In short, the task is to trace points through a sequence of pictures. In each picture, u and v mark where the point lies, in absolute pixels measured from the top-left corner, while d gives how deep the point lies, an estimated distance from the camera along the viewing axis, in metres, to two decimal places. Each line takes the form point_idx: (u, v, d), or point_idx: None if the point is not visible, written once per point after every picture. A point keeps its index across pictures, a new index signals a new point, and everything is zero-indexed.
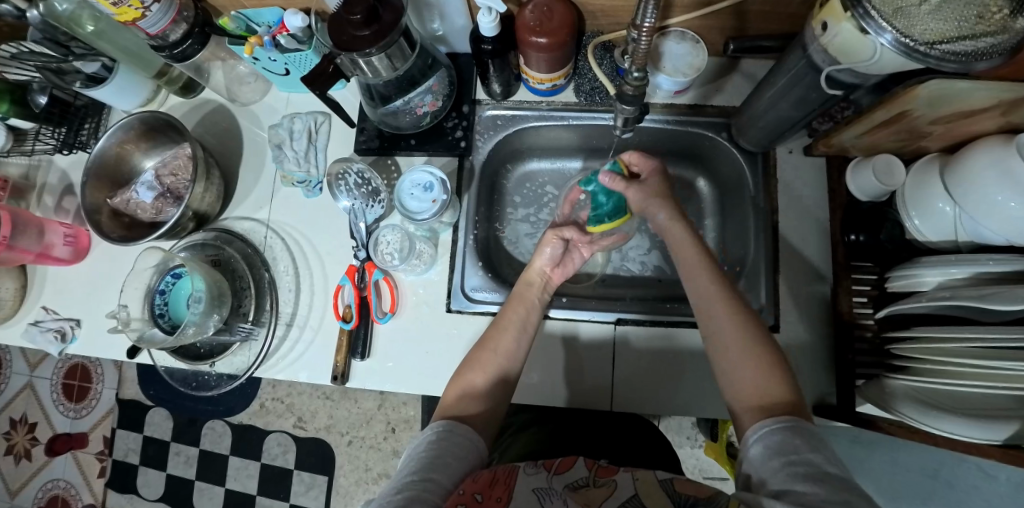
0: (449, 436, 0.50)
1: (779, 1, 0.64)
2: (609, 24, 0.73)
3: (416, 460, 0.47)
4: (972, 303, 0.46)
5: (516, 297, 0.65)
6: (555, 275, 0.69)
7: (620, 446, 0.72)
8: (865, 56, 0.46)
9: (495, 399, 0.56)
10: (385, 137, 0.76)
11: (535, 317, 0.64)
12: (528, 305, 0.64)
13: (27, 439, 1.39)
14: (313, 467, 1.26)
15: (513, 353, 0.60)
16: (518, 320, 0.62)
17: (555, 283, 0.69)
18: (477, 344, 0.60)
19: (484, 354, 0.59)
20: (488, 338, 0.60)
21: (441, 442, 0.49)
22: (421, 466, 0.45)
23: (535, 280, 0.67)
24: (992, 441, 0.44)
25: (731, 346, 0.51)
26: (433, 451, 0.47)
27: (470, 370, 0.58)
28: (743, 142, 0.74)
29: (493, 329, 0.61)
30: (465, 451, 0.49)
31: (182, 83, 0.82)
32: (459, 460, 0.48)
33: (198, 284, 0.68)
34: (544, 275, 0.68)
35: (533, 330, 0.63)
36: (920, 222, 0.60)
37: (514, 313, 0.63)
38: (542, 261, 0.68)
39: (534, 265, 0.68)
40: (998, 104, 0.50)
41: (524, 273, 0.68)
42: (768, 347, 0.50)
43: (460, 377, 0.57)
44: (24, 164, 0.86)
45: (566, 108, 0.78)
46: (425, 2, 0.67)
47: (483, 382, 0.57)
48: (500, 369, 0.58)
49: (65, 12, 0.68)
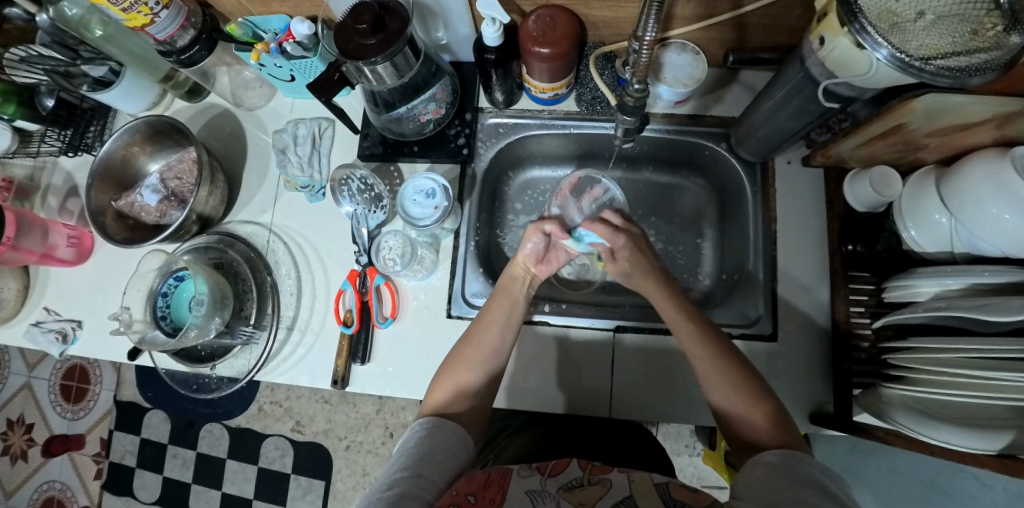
0: (438, 431, 0.50)
1: (777, 14, 0.65)
2: (611, 35, 0.74)
3: (405, 458, 0.47)
4: (967, 314, 0.47)
5: (501, 290, 0.65)
6: (539, 270, 0.68)
7: (613, 447, 0.73)
8: (861, 69, 0.47)
9: (484, 397, 0.57)
10: (389, 144, 0.77)
11: (520, 310, 0.64)
12: (513, 299, 0.64)
13: (24, 440, 1.39)
14: (311, 471, 1.26)
15: (498, 347, 0.60)
16: (502, 315, 0.62)
17: (540, 278, 0.69)
18: (464, 339, 0.61)
19: (470, 349, 0.59)
20: (473, 332, 0.61)
21: (429, 438, 0.49)
22: (412, 462, 0.46)
23: (519, 274, 0.67)
24: (987, 451, 0.44)
25: (719, 387, 0.52)
26: (423, 448, 0.48)
27: (458, 368, 0.58)
28: (742, 152, 0.75)
29: (479, 323, 0.61)
30: (455, 450, 0.49)
31: (189, 87, 0.83)
32: (450, 457, 0.48)
33: (201, 286, 0.68)
34: (529, 269, 0.68)
35: (519, 324, 0.63)
36: (917, 233, 0.60)
37: (500, 307, 0.63)
38: (525, 254, 0.67)
39: (518, 259, 0.67)
40: (993, 118, 0.51)
41: (509, 266, 0.67)
42: (754, 386, 0.51)
43: (449, 375, 0.57)
44: (29, 165, 0.86)
45: (567, 117, 0.78)
46: (430, 11, 0.68)
47: (474, 381, 0.57)
48: (484, 365, 0.58)
49: (76, 16, 0.70)
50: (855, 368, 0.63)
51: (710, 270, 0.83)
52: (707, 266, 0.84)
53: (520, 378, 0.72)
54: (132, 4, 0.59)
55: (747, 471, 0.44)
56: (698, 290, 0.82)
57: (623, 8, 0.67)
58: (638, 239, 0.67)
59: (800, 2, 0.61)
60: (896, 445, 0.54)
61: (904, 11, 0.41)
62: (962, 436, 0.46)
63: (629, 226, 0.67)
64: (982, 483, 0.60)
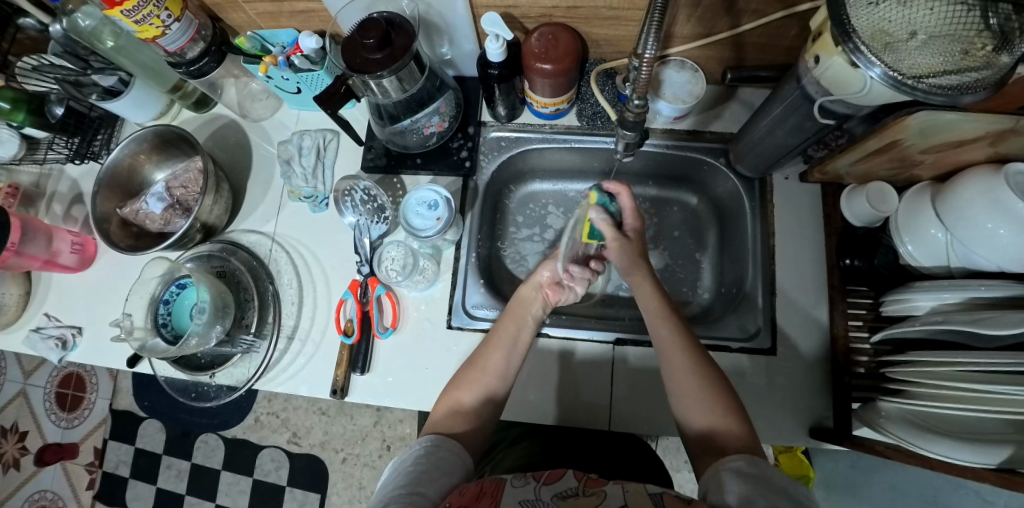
0: (436, 450, 0.50)
1: (774, 34, 0.67)
2: (612, 52, 0.76)
3: (404, 475, 0.47)
4: (966, 328, 0.47)
5: (510, 312, 0.63)
6: (551, 294, 0.66)
7: (609, 461, 0.73)
8: (857, 87, 0.48)
9: (484, 415, 0.57)
10: (392, 156, 0.78)
11: (526, 335, 0.63)
12: (519, 322, 0.63)
13: (16, 448, 1.37)
14: (307, 483, 1.24)
15: (503, 371, 0.59)
16: (509, 338, 0.61)
17: (552, 302, 0.67)
18: (468, 362, 0.60)
19: (473, 373, 0.59)
20: (478, 357, 0.60)
21: (426, 457, 0.49)
22: (408, 479, 0.46)
23: (529, 296, 0.65)
24: (985, 464, 0.44)
25: (690, 400, 0.52)
26: (421, 465, 0.48)
27: (459, 388, 0.58)
28: (740, 168, 0.76)
29: (484, 346, 0.61)
30: (452, 467, 0.50)
31: (196, 98, 0.85)
32: (446, 475, 0.48)
33: (204, 294, 0.68)
34: (540, 290, 0.66)
35: (524, 348, 0.62)
36: (913, 248, 0.62)
37: (506, 330, 0.62)
38: (540, 278, 0.66)
39: (531, 281, 0.66)
40: (985, 135, 0.52)
41: (520, 287, 0.66)
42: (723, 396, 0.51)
43: (449, 395, 0.58)
44: (35, 172, 0.87)
45: (568, 132, 0.80)
46: (436, 27, 0.70)
47: (472, 401, 0.57)
48: (484, 390, 0.58)
49: (87, 28, 0.72)
50: (854, 382, 0.62)
51: (709, 283, 0.83)
52: (706, 279, 0.84)
53: (520, 390, 0.72)
54: (144, 16, 0.61)
55: (718, 479, 0.43)
56: (697, 304, 0.83)
57: (624, 27, 0.68)
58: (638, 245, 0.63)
59: (797, 21, 0.63)
60: (892, 458, 0.53)
61: (897, 32, 0.42)
62: (959, 449, 0.46)
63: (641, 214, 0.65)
64: (984, 499, 0.59)
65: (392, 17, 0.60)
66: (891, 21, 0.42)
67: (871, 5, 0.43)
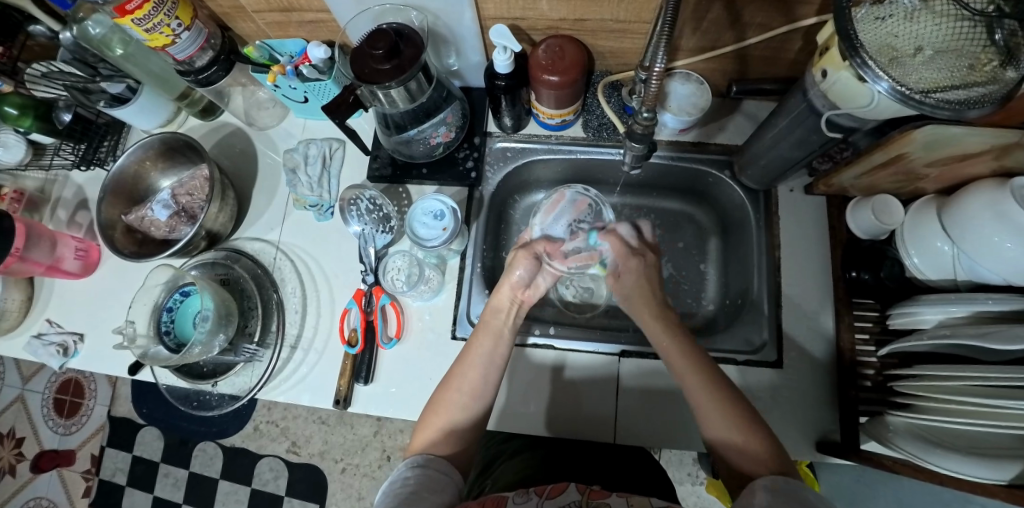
0: (423, 470, 0.51)
1: (779, 47, 0.67)
2: (617, 65, 0.77)
3: (392, 499, 0.48)
4: (972, 342, 0.47)
5: (481, 327, 0.62)
6: (526, 298, 0.64)
7: (613, 474, 0.70)
8: (864, 101, 0.48)
9: (470, 436, 0.56)
10: (398, 166, 0.79)
11: (504, 348, 0.61)
12: (496, 336, 0.61)
13: (12, 454, 1.35)
14: (304, 494, 1.23)
15: (479, 388, 0.58)
16: (484, 354, 0.60)
17: (527, 305, 0.64)
18: (442, 384, 0.59)
19: (449, 394, 0.58)
20: (452, 376, 0.59)
21: (415, 476, 0.50)
22: (400, 501, 0.47)
23: (503, 306, 0.63)
24: (997, 481, 0.43)
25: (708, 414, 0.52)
26: (410, 486, 0.49)
27: (437, 412, 0.57)
28: (745, 180, 0.76)
29: (458, 364, 0.60)
30: (443, 486, 0.50)
31: (203, 106, 0.85)
32: (435, 493, 0.49)
33: (207, 302, 0.68)
34: (514, 298, 0.63)
35: (502, 361, 0.60)
36: (920, 260, 0.61)
37: (480, 346, 0.60)
38: (513, 279, 0.63)
39: (502, 288, 0.63)
40: (991, 148, 0.53)
41: (493, 297, 0.63)
42: (730, 395, 0.53)
43: (432, 420, 0.56)
44: (39, 178, 0.87)
45: (574, 142, 0.80)
46: (444, 39, 0.71)
47: (462, 423, 0.56)
48: (464, 410, 0.57)
49: (98, 35, 0.72)
50: (861, 396, 0.62)
51: (713, 296, 0.84)
52: (710, 291, 0.84)
53: (520, 402, 0.71)
54: (155, 25, 0.61)
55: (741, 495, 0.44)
56: (700, 315, 0.83)
57: (629, 40, 0.69)
58: (651, 266, 0.65)
59: (800, 36, 0.64)
60: (903, 474, 0.52)
61: (903, 47, 0.43)
62: (969, 464, 0.45)
63: (643, 252, 0.65)
64: None
65: (401, 28, 0.61)
66: (898, 37, 0.43)
67: (879, 21, 0.43)
